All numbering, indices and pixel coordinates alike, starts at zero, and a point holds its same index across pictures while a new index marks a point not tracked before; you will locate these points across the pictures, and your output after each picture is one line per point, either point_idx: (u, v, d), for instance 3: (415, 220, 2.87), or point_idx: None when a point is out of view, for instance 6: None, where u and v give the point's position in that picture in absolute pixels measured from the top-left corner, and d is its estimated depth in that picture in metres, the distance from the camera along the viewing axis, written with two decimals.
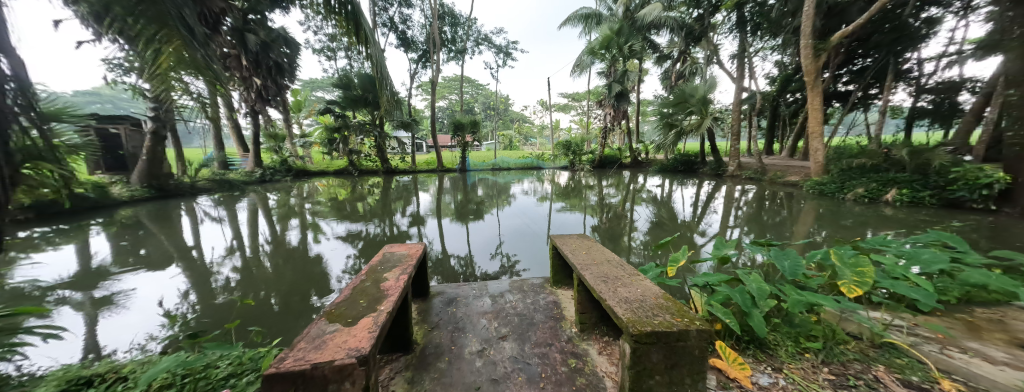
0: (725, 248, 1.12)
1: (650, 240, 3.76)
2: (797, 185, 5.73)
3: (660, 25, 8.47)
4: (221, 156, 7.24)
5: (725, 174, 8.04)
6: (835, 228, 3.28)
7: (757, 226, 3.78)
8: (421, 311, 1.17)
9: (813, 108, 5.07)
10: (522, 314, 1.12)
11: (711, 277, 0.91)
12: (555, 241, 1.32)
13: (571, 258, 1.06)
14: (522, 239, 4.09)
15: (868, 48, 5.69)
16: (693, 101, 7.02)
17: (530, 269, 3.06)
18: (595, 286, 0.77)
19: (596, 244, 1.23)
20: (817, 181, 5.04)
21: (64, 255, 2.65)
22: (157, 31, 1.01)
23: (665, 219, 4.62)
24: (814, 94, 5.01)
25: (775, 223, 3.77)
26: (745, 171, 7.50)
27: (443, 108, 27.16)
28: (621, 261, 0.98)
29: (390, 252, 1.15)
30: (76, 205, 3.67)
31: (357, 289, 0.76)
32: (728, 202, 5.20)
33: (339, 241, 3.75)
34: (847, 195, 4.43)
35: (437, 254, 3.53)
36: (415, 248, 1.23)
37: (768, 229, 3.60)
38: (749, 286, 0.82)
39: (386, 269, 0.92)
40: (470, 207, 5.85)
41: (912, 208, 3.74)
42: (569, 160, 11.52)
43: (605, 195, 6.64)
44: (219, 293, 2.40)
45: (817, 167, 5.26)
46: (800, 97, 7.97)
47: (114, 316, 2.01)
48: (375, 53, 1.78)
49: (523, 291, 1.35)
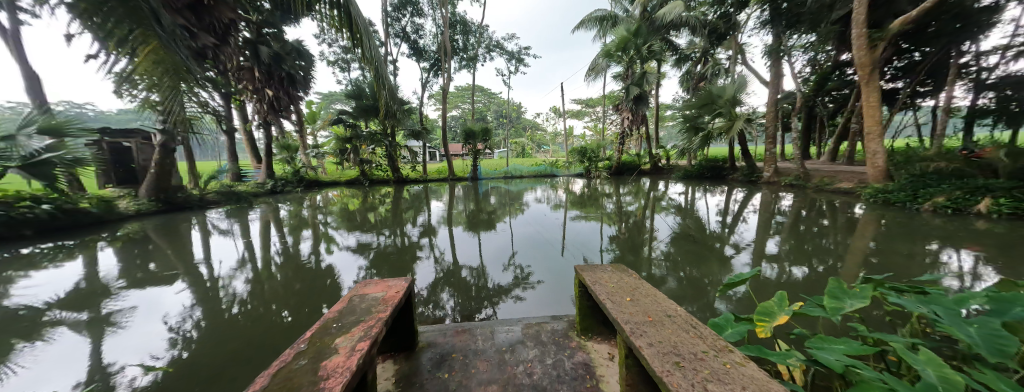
0: (847, 298, 0.84)
1: (675, 253, 3.43)
2: (850, 194, 5.22)
3: (680, 25, 8.18)
4: (234, 168, 7.51)
5: (758, 180, 7.51)
6: (900, 245, 2.86)
7: (800, 240, 3.39)
8: (405, 373, 0.97)
9: (869, 106, 4.62)
10: (541, 386, 0.88)
11: (847, 352, 0.62)
12: (584, 275, 1.11)
13: (607, 308, 0.81)
14: (536, 249, 3.87)
15: (923, 41, 5.22)
16: (720, 102, 6.63)
17: (545, 282, 2.84)
18: (659, 374, 0.53)
19: (634, 283, 1.00)
20: (880, 189, 4.58)
21: (68, 270, 2.64)
22: (131, 31, 1.18)
23: (691, 229, 4.27)
24: (870, 89, 4.59)
25: (822, 238, 3.36)
26: (782, 178, 6.97)
27: (456, 117, 27.63)
28: (679, 316, 0.75)
29: (361, 295, 0.95)
30: (79, 220, 3.72)
31: (283, 378, 0.55)
32: (759, 211, 4.78)
33: (349, 252, 3.64)
34: (923, 205, 3.90)
35: (448, 265, 3.32)
36: (396, 288, 1.03)
37: (814, 244, 3.20)
38: (929, 375, 0.53)
39: (340, 330, 0.71)
40: (483, 216, 5.68)
41: (1012, 222, 3.17)
42: (585, 167, 11.23)
43: (622, 203, 6.33)
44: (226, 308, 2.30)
45: (876, 172, 4.84)
46: (845, 94, 7.46)
47: (119, 333, 1.93)
48: (371, 54, 1.83)
49: (542, 345, 1.11)
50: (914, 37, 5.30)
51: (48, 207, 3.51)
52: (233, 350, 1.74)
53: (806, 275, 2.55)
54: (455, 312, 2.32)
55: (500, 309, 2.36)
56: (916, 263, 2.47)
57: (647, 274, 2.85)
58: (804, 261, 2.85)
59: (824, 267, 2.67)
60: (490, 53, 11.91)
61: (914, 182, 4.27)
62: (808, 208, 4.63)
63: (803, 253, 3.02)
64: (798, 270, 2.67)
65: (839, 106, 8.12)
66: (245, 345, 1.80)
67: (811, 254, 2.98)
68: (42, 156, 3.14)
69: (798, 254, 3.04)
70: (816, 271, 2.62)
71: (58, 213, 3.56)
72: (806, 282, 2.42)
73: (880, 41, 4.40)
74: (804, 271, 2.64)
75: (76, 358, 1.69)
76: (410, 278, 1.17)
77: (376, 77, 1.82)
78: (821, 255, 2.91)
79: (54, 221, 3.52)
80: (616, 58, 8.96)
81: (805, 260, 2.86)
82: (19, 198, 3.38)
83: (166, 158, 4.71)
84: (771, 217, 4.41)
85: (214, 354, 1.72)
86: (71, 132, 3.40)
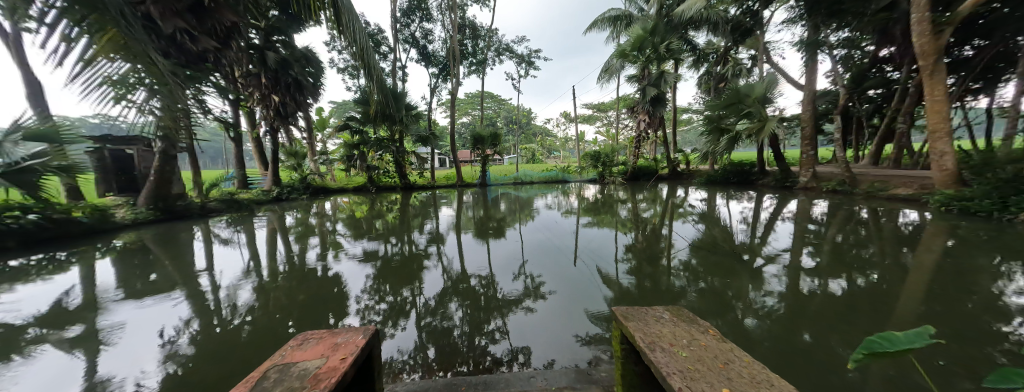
0: None
1: (697, 263, 3.14)
2: (915, 201, 4.77)
3: (698, 22, 7.90)
4: (241, 176, 7.60)
5: (794, 186, 7.04)
6: (958, 260, 2.58)
7: (837, 250, 3.12)
8: None
9: (934, 100, 4.30)
10: None
11: None
12: (632, 328, 0.88)
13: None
14: (548, 257, 3.63)
15: (982, 32, 4.89)
16: (748, 102, 6.27)
17: (557, 293, 2.60)
18: None
19: (707, 349, 0.74)
20: (952, 195, 4.16)
21: (58, 284, 2.55)
22: (86, 15, 0.98)
23: (718, 238, 3.95)
24: (933, 82, 4.27)
25: (861, 249, 3.09)
26: (821, 183, 6.49)
27: (467, 124, 28.06)
28: None
29: (283, 368, 0.70)
30: (70, 230, 3.71)
31: None
32: (792, 219, 4.41)
33: (357, 261, 3.48)
34: (1019, 215, 3.41)
35: (456, 274, 3.12)
36: (343, 351, 0.77)
37: (852, 257, 2.93)
38: None
39: None
40: (492, 222, 5.48)
41: None
42: (599, 172, 10.94)
43: (638, 210, 6.04)
44: (225, 320, 2.17)
45: (946, 174, 4.41)
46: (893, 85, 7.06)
47: (106, 350, 1.79)
48: (353, 34, 1.76)
49: None
50: (971, 29, 4.97)
51: (34, 217, 3.49)
52: (219, 370, 1.57)
53: (847, 290, 2.29)
54: (463, 322, 2.11)
55: (510, 321, 2.13)
56: (994, 284, 2.16)
57: (668, 286, 2.58)
58: (845, 274, 2.58)
59: (868, 280, 2.41)
60: (500, 56, 11.85)
61: (993, 186, 3.79)
62: (843, 217, 4.27)
63: (843, 266, 2.74)
64: (840, 284, 2.41)
65: (879, 104, 7.68)
66: (242, 360, 1.65)
67: (851, 267, 2.71)
68: (24, 163, 3.04)
69: (841, 267, 2.74)
70: (861, 285, 2.36)
71: (45, 223, 3.54)
72: (849, 298, 2.17)
73: (944, 27, 4.07)
74: (844, 285, 2.38)
75: (65, 373, 1.56)
76: (371, 331, 0.91)
77: (363, 62, 1.76)
78: (864, 268, 2.64)
79: (42, 231, 3.50)
80: (630, 58, 8.74)
81: (845, 273, 2.59)
82: (7, 208, 3.36)
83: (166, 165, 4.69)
84: (804, 225, 4.07)
85: (202, 372, 1.55)
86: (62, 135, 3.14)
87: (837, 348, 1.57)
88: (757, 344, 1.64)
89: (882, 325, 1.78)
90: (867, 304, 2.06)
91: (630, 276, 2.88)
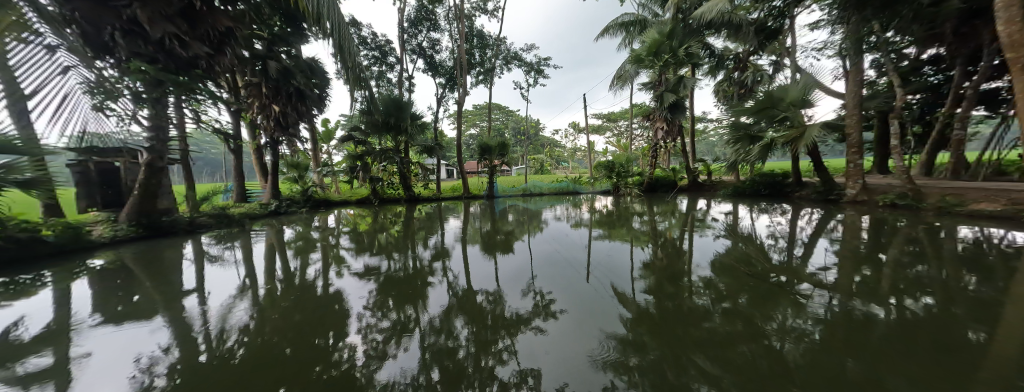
0: None
1: (722, 280, 2.79)
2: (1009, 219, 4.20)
3: (716, 25, 7.65)
4: (239, 189, 7.52)
5: (840, 200, 6.54)
6: None
7: (884, 271, 2.77)
8: None
9: None
10: None
11: None
12: None
13: None
14: (562, 271, 3.30)
15: None
16: (782, 106, 5.92)
17: (569, 310, 2.29)
18: None
19: None
20: None
21: (21, 312, 2.31)
22: None
23: (753, 255, 3.55)
24: None
25: (911, 270, 2.74)
26: (874, 196, 6.02)
27: (474, 135, 28.29)
28: None
29: None
30: (38, 250, 3.53)
31: None
32: (832, 235, 3.99)
33: (356, 277, 3.21)
34: None
35: (462, 290, 2.82)
36: None
37: (901, 277, 2.59)
38: None
39: None
40: (499, 235, 5.19)
41: None
42: (613, 183, 10.51)
43: (653, 223, 5.68)
44: (201, 344, 1.93)
45: None
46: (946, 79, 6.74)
47: (74, 382, 1.51)
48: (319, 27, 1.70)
49: None
50: None
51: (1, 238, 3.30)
52: None
53: (901, 315, 1.96)
54: (468, 342, 1.81)
55: (519, 341, 1.80)
56: None
57: (690, 305, 2.25)
58: (894, 296, 2.25)
59: (920, 303, 2.10)
60: (508, 65, 11.78)
61: None
62: (888, 234, 3.86)
63: (893, 288, 2.40)
64: (892, 307, 2.07)
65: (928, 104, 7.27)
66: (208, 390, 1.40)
67: (900, 289, 2.37)
68: None
69: (896, 289, 2.39)
70: (917, 309, 2.03)
71: (12, 243, 3.35)
72: (906, 323, 1.83)
73: None
74: (899, 309, 2.04)
75: None
76: None
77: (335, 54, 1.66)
78: (916, 291, 2.31)
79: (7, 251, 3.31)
80: (646, 63, 8.48)
81: (897, 296, 2.25)
82: None
83: (152, 178, 4.51)
84: (845, 243, 3.68)
85: None
86: (20, 146, 2.38)
87: (900, 379, 1.24)
88: (795, 371, 1.34)
89: (956, 355, 1.44)
90: (932, 332, 1.70)
91: (648, 294, 2.53)
